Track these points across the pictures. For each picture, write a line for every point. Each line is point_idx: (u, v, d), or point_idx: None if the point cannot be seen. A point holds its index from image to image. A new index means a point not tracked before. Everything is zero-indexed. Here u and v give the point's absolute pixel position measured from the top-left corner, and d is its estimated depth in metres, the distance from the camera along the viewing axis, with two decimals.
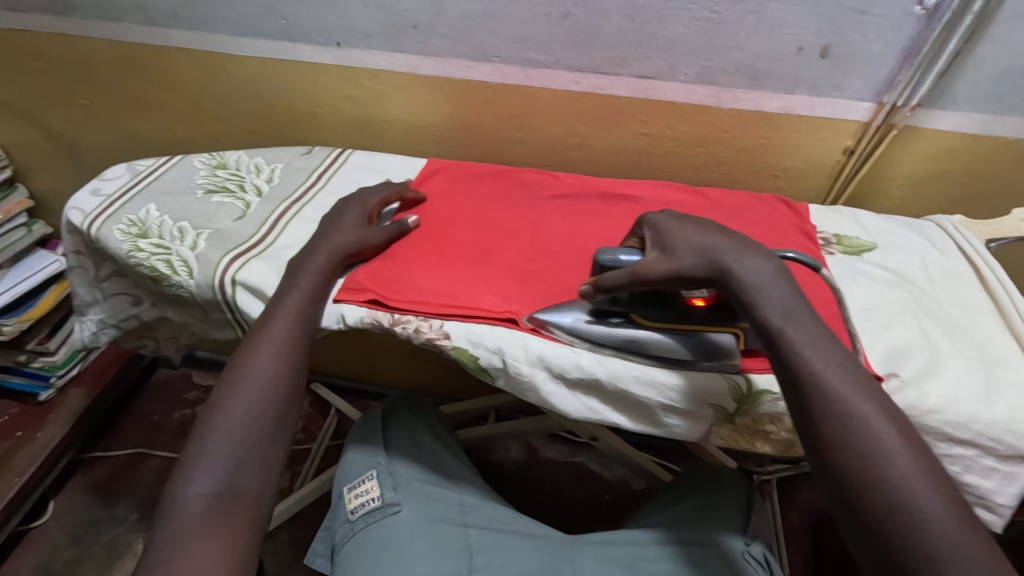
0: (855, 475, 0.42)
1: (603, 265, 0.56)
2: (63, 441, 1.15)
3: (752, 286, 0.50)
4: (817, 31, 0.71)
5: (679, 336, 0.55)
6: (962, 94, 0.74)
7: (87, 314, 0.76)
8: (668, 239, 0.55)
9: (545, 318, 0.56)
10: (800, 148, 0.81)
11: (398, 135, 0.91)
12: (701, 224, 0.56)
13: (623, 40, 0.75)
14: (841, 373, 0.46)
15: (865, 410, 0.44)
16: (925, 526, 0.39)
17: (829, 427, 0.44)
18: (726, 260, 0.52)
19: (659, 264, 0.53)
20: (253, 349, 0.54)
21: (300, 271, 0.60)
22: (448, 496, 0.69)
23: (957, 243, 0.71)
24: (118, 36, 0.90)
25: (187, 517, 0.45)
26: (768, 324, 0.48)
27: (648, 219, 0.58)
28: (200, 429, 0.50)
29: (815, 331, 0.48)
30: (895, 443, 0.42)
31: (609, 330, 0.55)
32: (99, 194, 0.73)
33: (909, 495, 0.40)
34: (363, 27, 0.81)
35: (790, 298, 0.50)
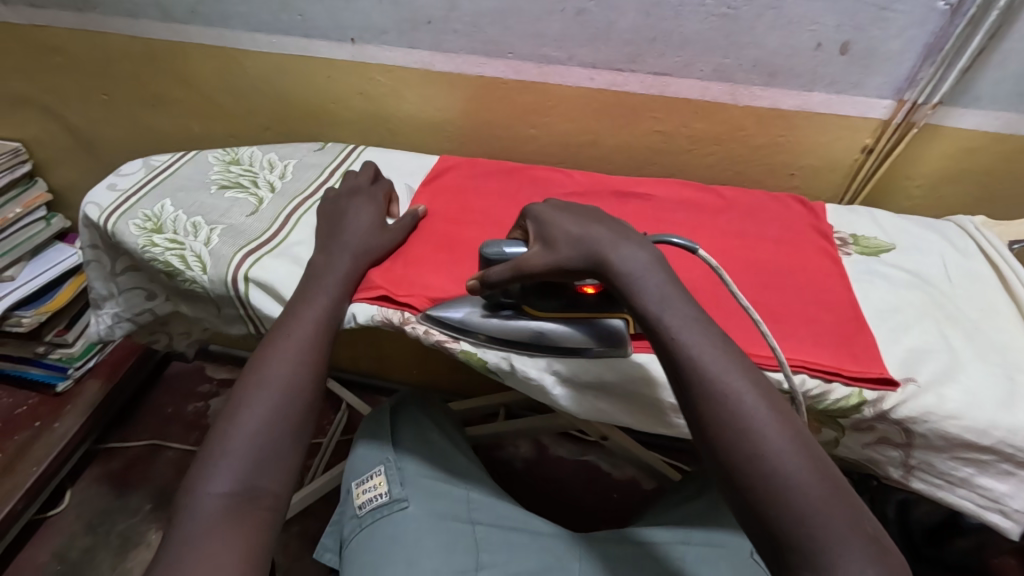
0: (730, 454, 0.41)
1: (489, 259, 0.55)
2: (80, 432, 1.17)
3: (628, 277, 0.48)
4: (837, 27, 0.69)
5: (568, 326, 0.53)
6: (985, 92, 0.72)
7: (103, 308, 0.77)
8: (549, 231, 0.53)
9: (438, 314, 0.56)
10: (817, 146, 0.80)
11: (411, 132, 0.91)
12: (583, 213, 0.54)
13: (638, 36, 0.75)
14: (715, 352, 0.44)
15: (738, 388, 0.43)
16: (797, 500, 0.39)
17: (707, 408, 0.42)
18: (607, 250, 0.49)
19: (540, 258, 0.51)
20: (273, 350, 0.55)
21: (324, 273, 0.60)
22: (456, 494, 0.69)
23: (979, 243, 0.70)
24: (135, 32, 0.91)
25: (205, 515, 0.45)
26: (646, 314, 0.46)
27: (531, 210, 0.56)
28: (219, 427, 0.50)
29: (689, 313, 0.46)
30: (768, 419, 0.41)
31: (502, 323, 0.55)
32: (116, 189, 0.74)
33: (782, 469, 0.40)
34: (378, 23, 0.81)
35: (666, 286, 0.47)
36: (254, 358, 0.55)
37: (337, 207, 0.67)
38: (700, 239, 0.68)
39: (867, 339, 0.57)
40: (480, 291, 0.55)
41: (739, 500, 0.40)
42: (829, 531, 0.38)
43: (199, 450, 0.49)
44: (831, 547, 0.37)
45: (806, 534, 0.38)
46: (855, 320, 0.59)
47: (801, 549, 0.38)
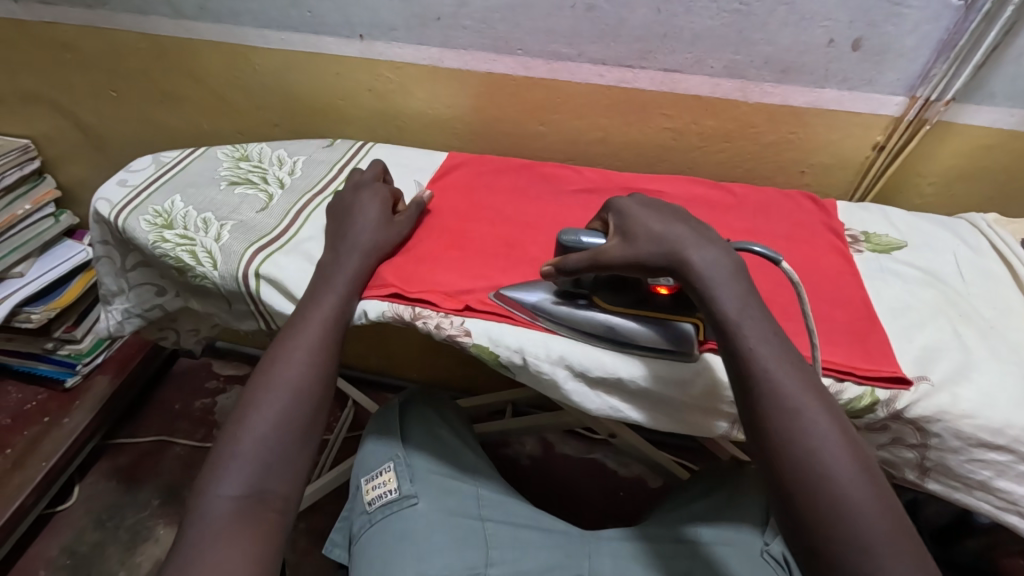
0: (793, 472, 0.42)
1: (566, 247, 0.56)
2: (89, 428, 1.18)
3: (706, 278, 0.48)
4: (850, 23, 0.69)
5: (638, 323, 0.54)
6: (999, 89, 0.72)
7: (113, 303, 0.77)
8: (631, 226, 0.53)
9: (511, 296, 0.58)
10: (829, 143, 0.79)
11: (419, 129, 0.91)
12: (668, 212, 0.55)
13: (649, 33, 0.74)
14: (789, 371, 0.45)
15: (810, 407, 0.44)
16: (857, 525, 0.39)
17: (776, 424, 0.44)
18: (687, 250, 0.50)
19: (618, 250, 0.52)
20: (285, 351, 0.54)
21: (333, 273, 0.59)
22: (465, 490, 0.69)
23: (991, 240, 0.69)
24: (145, 28, 0.91)
25: (216, 517, 0.45)
26: (723, 317, 0.47)
27: (614, 203, 0.58)
28: (229, 430, 0.50)
29: (768, 328, 0.47)
30: (836, 442, 0.42)
31: (573, 311, 0.56)
32: (126, 185, 0.74)
33: (845, 493, 0.40)
34: (387, 20, 0.81)
35: (746, 292, 0.48)
36: (265, 359, 0.55)
37: (349, 201, 0.67)
38: None
39: (881, 338, 0.57)
40: (555, 276, 0.57)
41: (795, 518, 0.41)
42: (886, 562, 0.38)
43: (210, 452, 0.49)
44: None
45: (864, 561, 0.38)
46: (869, 320, 0.58)
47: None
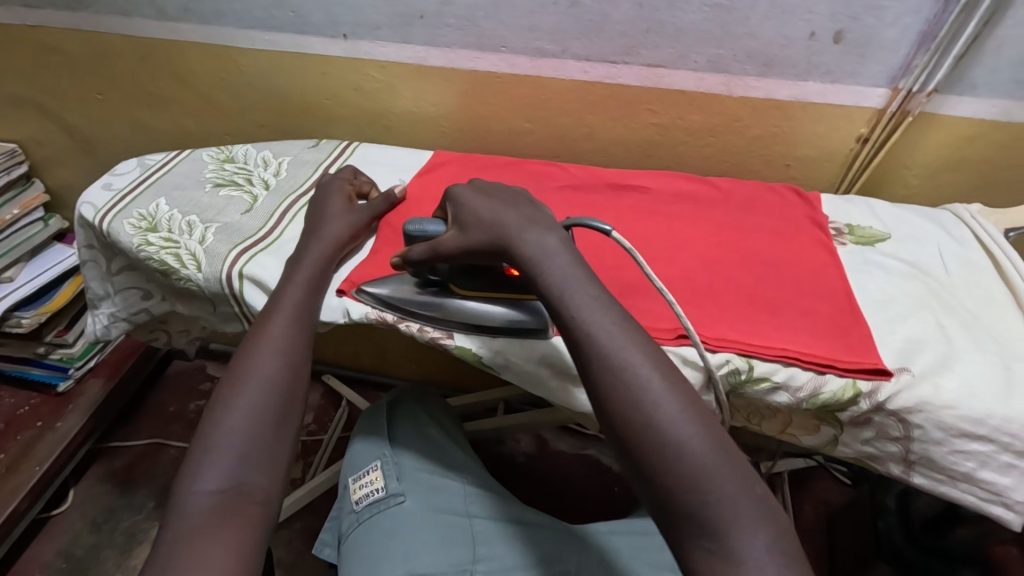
0: (624, 424, 0.42)
1: (410, 236, 0.58)
2: (83, 431, 1.18)
3: (534, 258, 0.50)
4: (831, 15, 0.69)
5: (493, 304, 0.57)
6: (982, 80, 0.72)
7: (100, 308, 0.77)
8: (465, 215, 0.56)
9: (370, 291, 0.59)
10: (814, 136, 0.79)
11: (406, 128, 0.91)
12: (502, 196, 0.57)
13: (632, 28, 0.74)
14: (612, 328, 0.45)
15: (634, 361, 0.44)
16: (688, 467, 0.39)
17: (606, 383, 0.43)
18: (514, 231, 0.52)
19: (452, 240, 0.55)
20: (255, 348, 0.55)
21: (298, 270, 0.60)
22: (453, 488, 0.70)
23: (975, 231, 0.69)
24: (130, 31, 0.90)
25: (197, 512, 0.45)
26: (551, 295, 0.48)
27: (453, 192, 0.59)
28: (205, 426, 0.50)
29: (589, 292, 0.47)
30: (659, 389, 0.42)
31: (426, 299, 0.58)
32: (110, 189, 0.74)
33: (675, 436, 0.40)
34: (372, 19, 0.80)
35: (573, 266, 0.49)
36: (235, 356, 0.55)
37: (324, 201, 0.67)
38: (696, 230, 0.68)
39: (863, 330, 0.57)
40: (406, 269, 0.59)
41: (639, 476, 0.41)
42: (719, 497, 0.39)
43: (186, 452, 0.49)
44: (718, 512, 0.38)
45: (699, 501, 0.39)
46: (851, 312, 0.59)
47: (693, 518, 0.38)
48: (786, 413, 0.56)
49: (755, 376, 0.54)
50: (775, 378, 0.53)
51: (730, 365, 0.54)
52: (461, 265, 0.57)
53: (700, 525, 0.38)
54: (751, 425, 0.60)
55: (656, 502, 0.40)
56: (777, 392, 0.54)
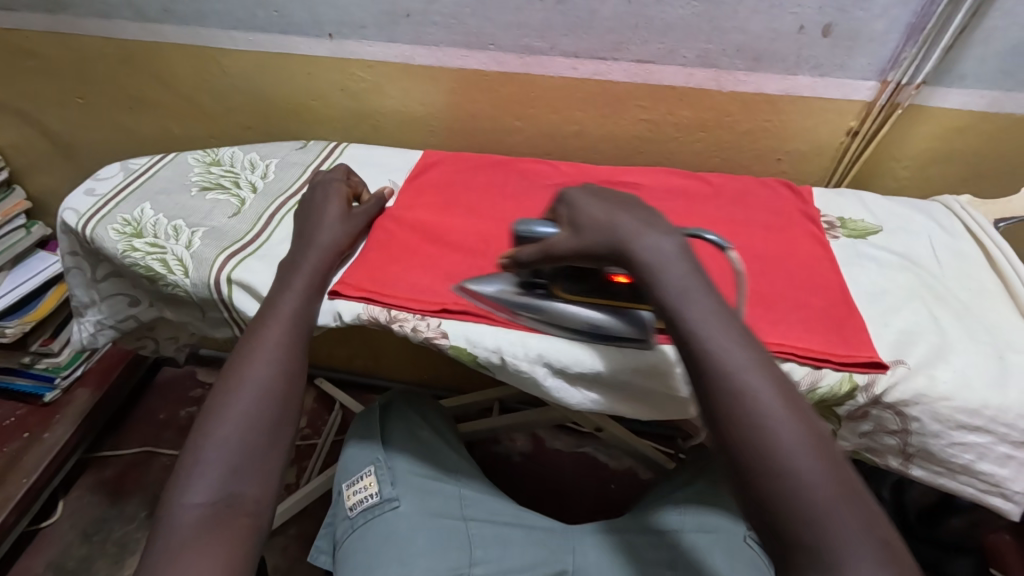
0: (737, 446, 0.41)
1: (519, 236, 0.57)
2: (71, 441, 1.16)
3: (650, 266, 0.48)
4: (819, 9, 0.69)
5: (594, 310, 0.55)
6: (969, 72, 0.72)
7: (85, 316, 0.75)
8: (580, 217, 0.53)
9: (473, 287, 0.59)
10: (804, 130, 0.79)
11: (395, 128, 0.90)
12: (617, 201, 0.55)
13: (621, 24, 0.74)
14: (733, 345, 0.44)
15: (754, 384, 0.42)
16: (805, 501, 0.39)
17: (722, 403, 0.42)
18: (633, 235, 0.50)
19: (565, 241, 0.53)
20: (249, 354, 0.54)
21: (293, 273, 0.59)
22: (448, 491, 0.69)
23: (965, 222, 0.70)
24: (110, 33, 0.89)
25: (185, 526, 0.44)
26: (665, 306, 0.46)
27: (565, 194, 0.57)
28: (196, 434, 0.49)
29: (709, 305, 0.46)
30: (781, 415, 0.41)
31: (529, 299, 0.57)
32: (94, 194, 0.72)
33: (792, 464, 0.40)
34: (357, 18, 0.79)
35: (689, 276, 0.47)
36: (230, 360, 0.54)
37: (313, 204, 0.66)
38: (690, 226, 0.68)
39: (858, 323, 0.57)
40: (512, 269, 0.58)
41: (752, 501, 0.41)
42: (838, 531, 0.38)
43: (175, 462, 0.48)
44: (835, 549, 0.37)
45: (814, 536, 0.38)
46: (846, 307, 0.58)
47: (808, 552, 0.38)
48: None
49: None
50: None
51: None
52: (570, 268, 0.55)
53: (817, 558, 0.38)
54: None
55: (766, 528, 0.40)
56: None
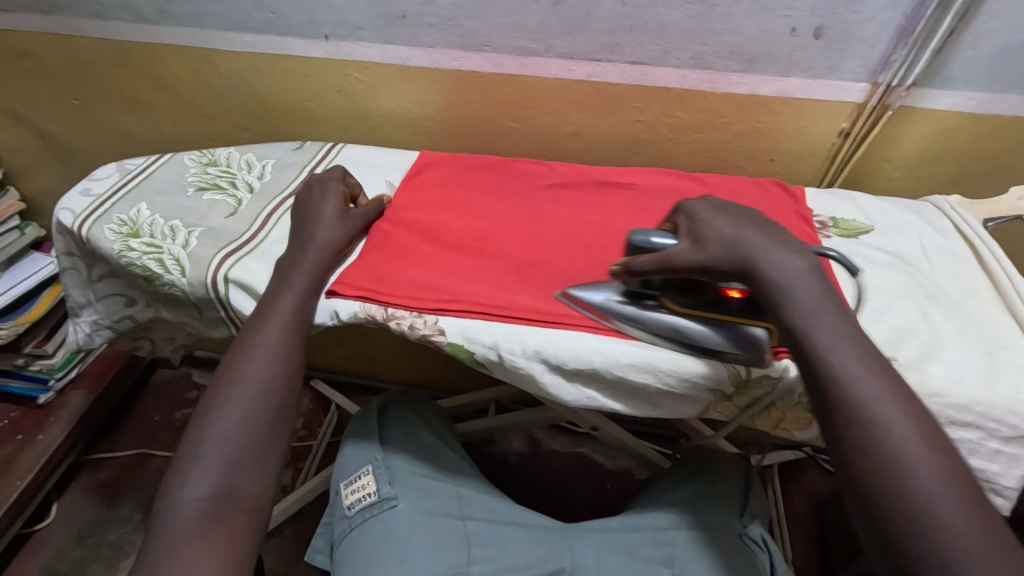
0: (865, 476, 0.42)
1: (635, 246, 0.56)
2: (65, 443, 1.15)
3: (780, 285, 0.48)
4: (811, 11, 0.70)
5: (708, 326, 0.54)
6: (959, 74, 0.73)
7: (81, 316, 0.75)
8: (703, 230, 0.53)
9: (578, 294, 0.58)
10: (797, 131, 0.80)
11: (391, 128, 0.90)
12: (742, 215, 0.54)
13: (616, 25, 0.74)
14: (866, 377, 0.45)
15: (890, 418, 0.43)
16: (946, 542, 0.39)
17: (853, 433, 0.43)
18: (762, 253, 0.50)
19: (686, 253, 0.53)
20: (248, 350, 0.54)
21: (293, 269, 0.59)
22: (446, 490, 0.69)
23: (954, 221, 0.70)
24: (105, 33, 0.88)
25: (183, 519, 0.45)
26: (793, 325, 0.47)
27: (686, 205, 0.57)
28: (195, 427, 0.50)
29: (840, 332, 0.47)
30: (917, 451, 0.42)
31: (641, 311, 0.56)
32: (90, 195, 0.72)
33: (927, 502, 0.40)
34: (354, 19, 0.80)
35: (821, 298, 0.48)
36: (230, 354, 0.55)
37: (313, 203, 0.66)
38: None
39: None
40: (623, 277, 0.57)
41: (883, 537, 0.41)
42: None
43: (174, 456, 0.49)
44: None
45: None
46: None
47: None
48: (783, 408, 0.56)
49: (754, 375, 0.53)
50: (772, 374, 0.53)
51: (725, 365, 0.54)
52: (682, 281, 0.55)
53: None
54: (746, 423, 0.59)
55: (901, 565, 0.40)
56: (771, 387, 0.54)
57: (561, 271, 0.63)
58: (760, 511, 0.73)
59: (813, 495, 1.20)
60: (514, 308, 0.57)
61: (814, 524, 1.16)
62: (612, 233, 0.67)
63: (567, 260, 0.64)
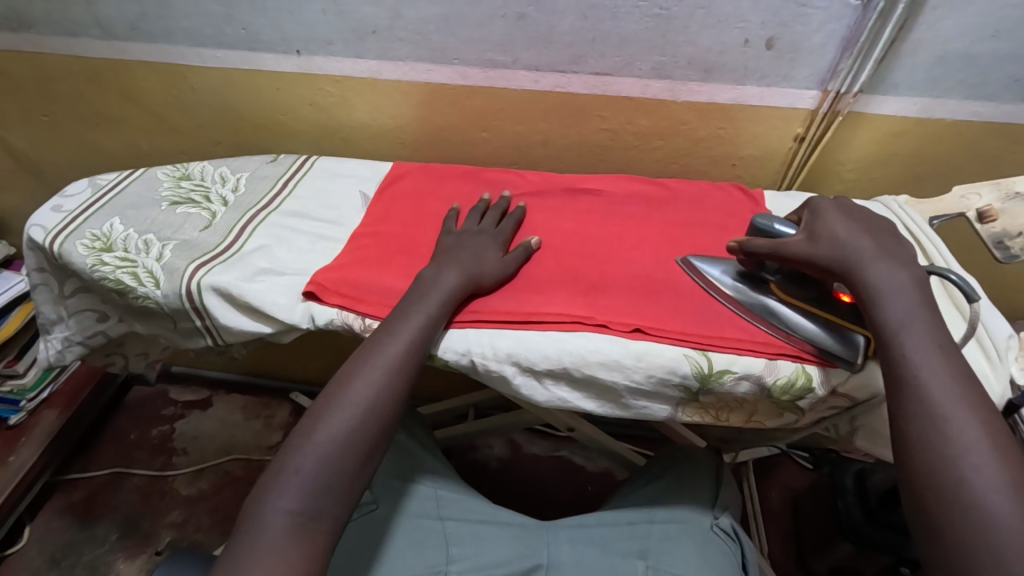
0: (918, 467, 0.45)
1: (758, 229, 0.59)
2: (37, 464, 1.13)
3: (878, 289, 0.51)
4: (762, 24, 0.73)
5: (805, 318, 0.56)
6: (902, 80, 0.77)
7: (53, 332, 0.75)
8: (820, 228, 0.56)
9: (698, 265, 0.64)
10: (756, 135, 0.84)
11: (364, 139, 0.92)
12: (864, 220, 0.56)
13: (579, 38, 0.77)
14: (949, 383, 0.46)
15: (963, 419, 0.45)
16: (989, 538, 0.41)
17: (919, 428, 0.46)
18: (874, 255, 0.53)
19: (798, 245, 0.55)
20: (360, 369, 0.55)
21: (430, 290, 0.59)
22: (424, 491, 0.71)
23: (903, 220, 0.74)
24: (74, 50, 0.88)
25: (274, 530, 0.47)
26: (883, 325, 0.50)
27: (813, 202, 0.60)
28: (297, 434, 0.52)
29: (932, 338, 0.48)
30: (983, 455, 0.43)
31: (747, 288, 0.60)
32: (61, 211, 0.72)
33: (980, 501, 0.42)
34: (324, 34, 0.81)
35: (917, 305, 0.50)
36: (346, 368, 0.56)
37: (467, 247, 0.64)
38: (650, 230, 0.71)
39: None
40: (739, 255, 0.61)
41: (927, 526, 0.44)
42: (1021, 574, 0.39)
43: (273, 460, 0.52)
44: None
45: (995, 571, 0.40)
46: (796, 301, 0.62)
47: None
48: (752, 402, 0.58)
49: (715, 370, 0.56)
50: (736, 369, 0.56)
51: (690, 360, 0.56)
52: (797, 271, 0.58)
53: None
54: (718, 422, 0.60)
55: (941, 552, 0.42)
56: (739, 382, 0.56)
57: (533, 277, 0.65)
58: (732, 502, 0.76)
59: (787, 488, 1.23)
60: (487, 313, 0.60)
61: (788, 516, 1.19)
62: (581, 237, 0.70)
63: (540, 265, 0.66)
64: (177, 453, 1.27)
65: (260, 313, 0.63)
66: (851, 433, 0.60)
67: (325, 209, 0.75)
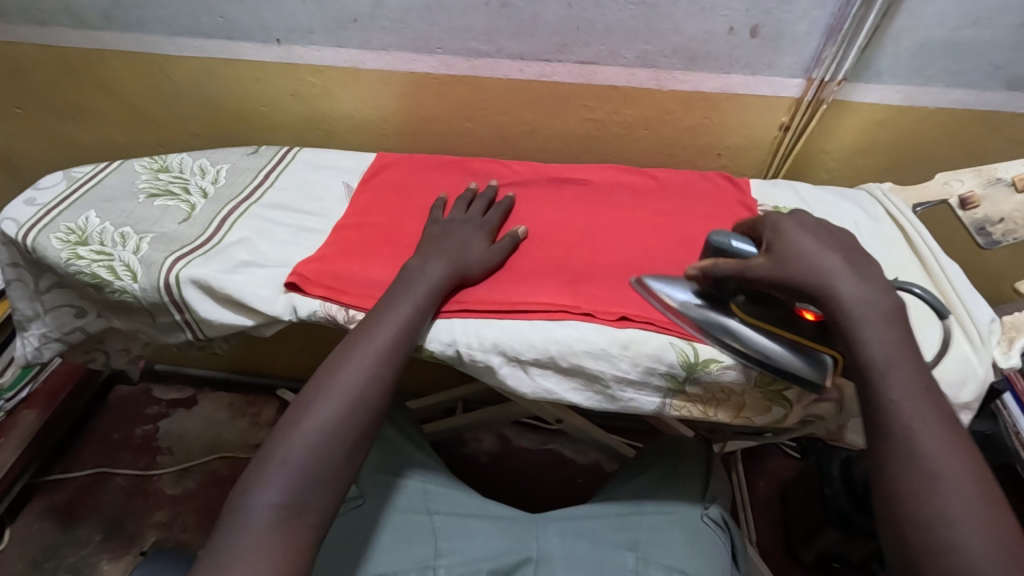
0: (906, 516, 0.44)
1: (714, 247, 0.56)
2: (16, 466, 1.11)
3: (857, 322, 0.49)
4: (746, 11, 0.73)
5: (774, 342, 0.54)
6: (885, 69, 0.77)
7: (29, 329, 0.73)
8: (785, 248, 0.52)
9: (657, 287, 0.59)
10: (741, 125, 0.84)
11: (346, 131, 0.91)
12: (829, 238, 0.54)
13: (563, 26, 0.76)
14: (935, 430, 0.46)
15: (948, 470, 0.45)
16: None
17: (905, 475, 0.45)
18: (844, 280, 0.50)
19: (762, 265, 0.52)
20: (346, 358, 0.54)
21: (417, 278, 0.59)
22: (412, 486, 0.71)
23: (887, 208, 0.74)
24: (46, 39, 0.86)
25: (257, 524, 0.47)
26: (867, 366, 0.48)
27: (771, 218, 0.56)
28: (283, 425, 0.51)
29: (918, 382, 0.47)
30: (967, 506, 0.43)
31: (712, 315, 0.56)
32: (34, 204, 0.70)
33: (965, 552, 0.42)
34: (305, 23, 0.80)
35: (898, 344, 0.48)
36: (334, 356, 0.55)
37: (453, 236, 0.64)
38: (637, 219, 0.71)
39: None
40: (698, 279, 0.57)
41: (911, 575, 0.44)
42: None
43: (257, 454, 0.51)
44: None
45: None
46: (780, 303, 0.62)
47: None
48: (739, 393, 0.57)
49: (701, 358, 0.56)
50: (722, 358, 0.56)
51: (676, 349, 0.56)
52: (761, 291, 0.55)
53: None
54: (707, 418, 0.58)
55: None
56: (726, 371, 0.56)
57: (519, 266, 0.64)
58: (722, 492, 0.76)
59: (775, 477, 1.24)
60: (474, 303, 0.59)
61: (777, 503, 1.20)
62: (567, 227, 0.69)
63: (525, 255, 0.65)
64: (162, 453, 1.25)
65: (243, 307, 0.62)
66: (839, 428, 0.60)
67: (308, 201, 0.74)
